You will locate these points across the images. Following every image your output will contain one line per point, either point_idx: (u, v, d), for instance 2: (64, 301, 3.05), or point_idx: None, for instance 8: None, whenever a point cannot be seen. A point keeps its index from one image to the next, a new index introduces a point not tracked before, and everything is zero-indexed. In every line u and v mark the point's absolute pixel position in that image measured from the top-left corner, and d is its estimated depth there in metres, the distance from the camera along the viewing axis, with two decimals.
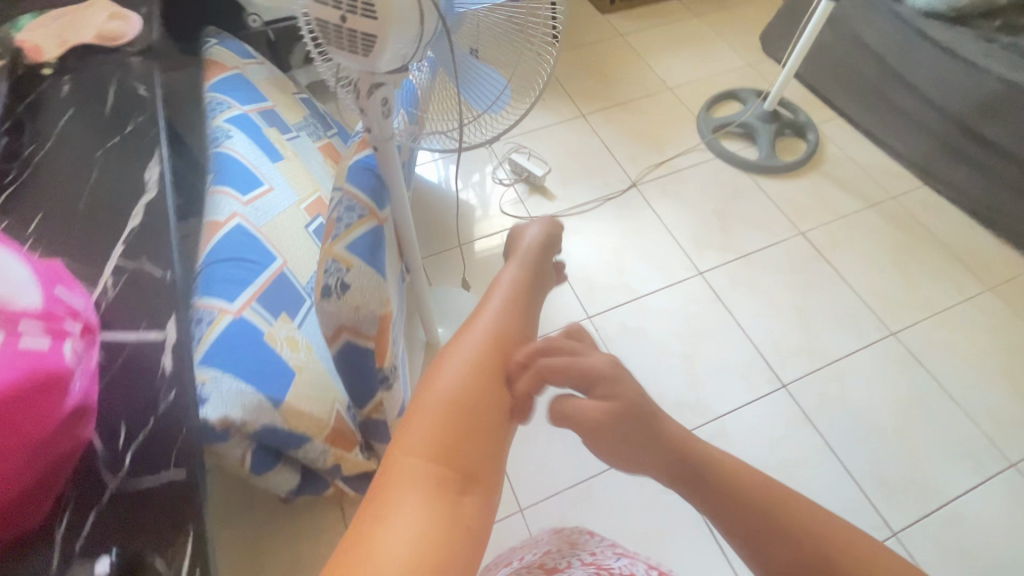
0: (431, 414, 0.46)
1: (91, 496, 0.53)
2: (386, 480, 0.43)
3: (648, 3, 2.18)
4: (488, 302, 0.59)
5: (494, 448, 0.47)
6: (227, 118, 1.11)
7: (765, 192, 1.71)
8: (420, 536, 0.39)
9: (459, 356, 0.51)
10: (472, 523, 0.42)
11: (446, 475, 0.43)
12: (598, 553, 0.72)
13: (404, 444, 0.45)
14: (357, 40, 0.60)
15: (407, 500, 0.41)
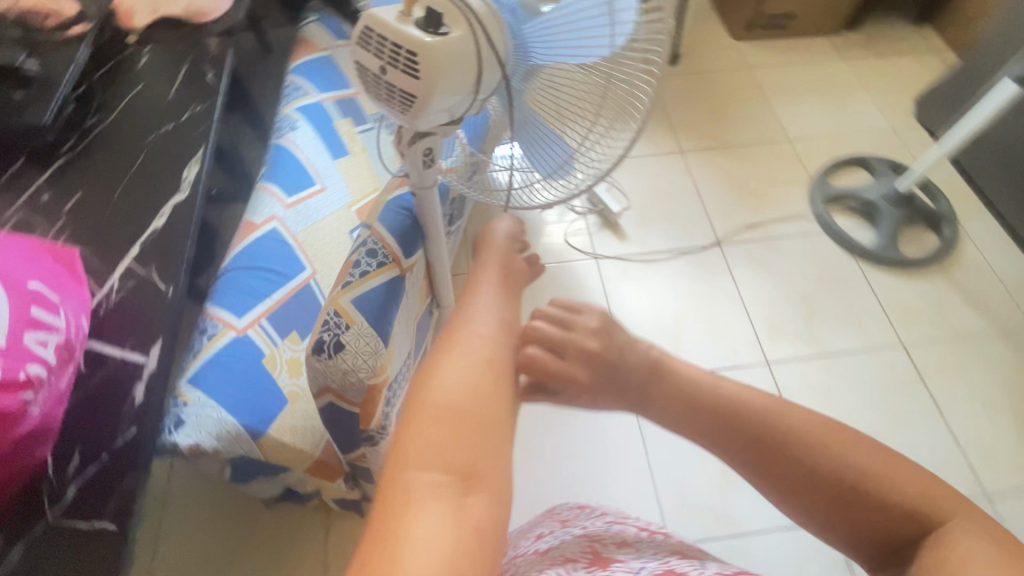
0: (430, 420, 0.46)
1: (26, 522, 0.55)
2: (393, 491, 0.42)
3: (790, 36, 1.91)
4: (468, 305, 0.61)
5: (493, 450, 0.47)
6: (300, 106, 1.02)
7: (871, 285, 1.43)
8: (435, 543, 0.38)
9: (447, 363, 0.51)
10: (482, 524, 0.42)
11: (448, 477, 0.43)
12: (588, 526, 0.69)
13: (404, 458, 0.44)
14: (396, 96, 0.53)
15: (415, 509, 0.41)
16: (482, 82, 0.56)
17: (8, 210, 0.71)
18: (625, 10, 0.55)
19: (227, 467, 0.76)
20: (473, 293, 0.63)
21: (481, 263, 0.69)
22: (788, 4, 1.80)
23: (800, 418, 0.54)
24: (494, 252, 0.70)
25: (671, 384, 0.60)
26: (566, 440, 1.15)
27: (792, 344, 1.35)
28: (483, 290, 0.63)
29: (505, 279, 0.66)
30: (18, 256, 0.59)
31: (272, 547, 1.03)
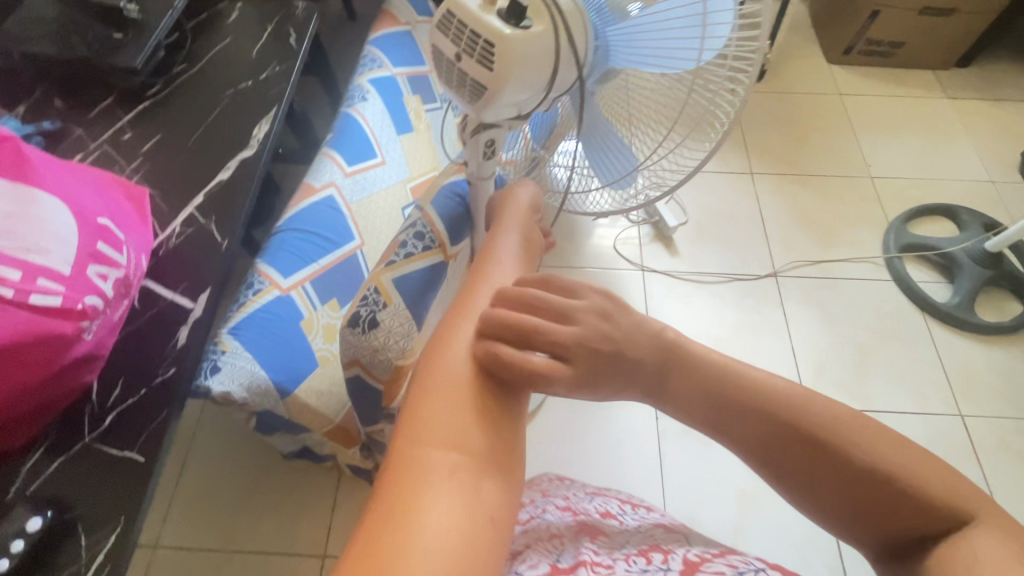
0: (443, 398, 0.41)
1: (68, 440, 0.60)
2: (404, 467, 0.37)
3: (891, 66, 1.78)
4: (485, 270, 0.55)
5: (507, 435, 0.42)
6: (373, 77, 1.00)
7: (936, 344, 1.32)
8: (452, 529, 0.34)
9: (459, 340, 0.47)
10: (497, 513, 0.37)
11: (462, 459, 0.38)
12: (571, 498, 0.70)
13: (417, 434, 0.39)
14: (467, 84, 0.53)
15: (429, 489, 0.36)
16: (556, 78, 0.54)
17: (93, 143, 0.77)
18: (720, 24, 0.52)
19: (253, 420, 0.78)
20: (487, 259, 0.56)
21: (494, 233, 0.60)
22: (895, 31, 1.67)
23: (845, 416, 0.45)
24: (513, 216, 0.61)
25: (692, 374, 0.49)
26: (581, 448, 1.12)
27: (837, 392, 1.26)
28: (500, 255, 0.57)
29: (524, 246, 0.59)
30: (93, 188, 0.62)
31: (280, 500, 1.06)
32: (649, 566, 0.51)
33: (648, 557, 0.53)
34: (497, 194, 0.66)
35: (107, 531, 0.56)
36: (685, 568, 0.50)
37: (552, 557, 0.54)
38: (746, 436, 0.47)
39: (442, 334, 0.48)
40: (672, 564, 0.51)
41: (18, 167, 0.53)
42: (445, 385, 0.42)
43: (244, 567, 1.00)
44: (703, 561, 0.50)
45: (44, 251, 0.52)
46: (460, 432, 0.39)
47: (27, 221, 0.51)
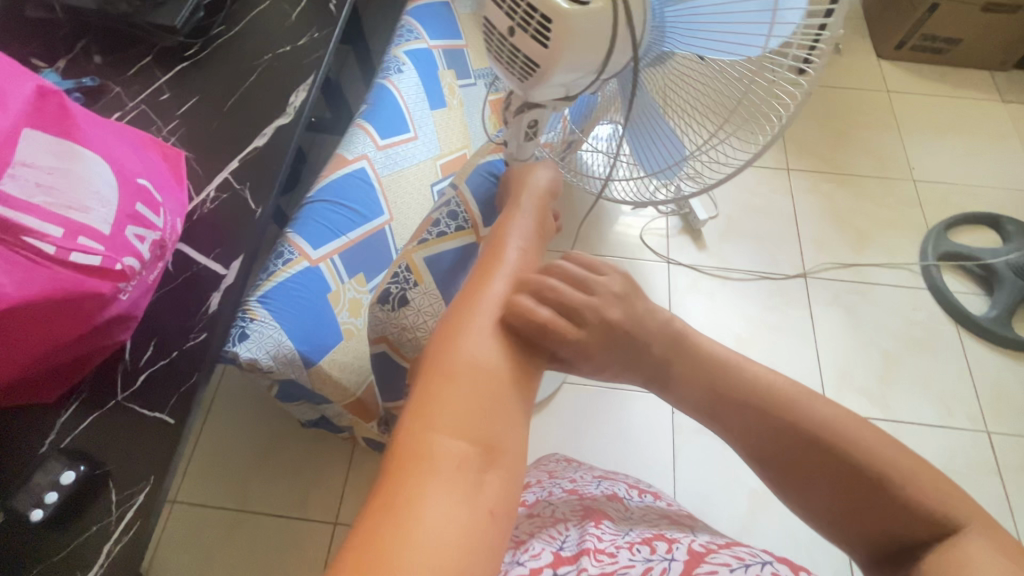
0: (452, 382, 0.39)
1: (101, 397, 0.61)
2: (406, 457, 0.35)
3: (945, 65, 1.70)
4: (500, 250, 0.52)
5: (515, 423, 0.40)
6: (409, 49, 0.97)
7: (967, 358, 1.28)
8: (453, 527, 0.33)
9: (472, 322, 0.44)
10: (497, 507, 0.36)
11: (466, 450, 0.36)
12: (578, 480, 0.66)
13: (419, 423, 0.37)
14: (518, 62, 0.51)
15: (431, 482, 0.34)
16: (609, 62, 0.52)
17: (131, 102, 0.76)
18: (791, 9, 0.48)
19: (275, 386, 0.75)
20: (502, 238, 0.53)
21: (512, 211, 0.57)
22: (954, 27, 1.59)
23: (883, 437, 0.43)
24: (529, 198, 0.59)
25: (711, 371, 0.48)
26: (594, 438, 1.12)
27: (860, 400, 1.23)
28: (515, 236, 0.54)
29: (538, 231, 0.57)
30: (131, 148, 0.62)
31: (293, 465, 1.08)
32: (653, 556, 0.47)
33: (652, 546, 0.48)
34: (511, 174, 0.63)
35: (136, 491, 0.58)
36: (690, 558, 0.46)
37: (555, 545, 0.51)
38: (780, 445, 0.46)
39: (453, 315, 0.45)
40: (677, 554, 0.47)
41: (64, 122, 0.52)
42: (454, 371, 0.40)
43: (257, 528, 1.02)
44: (709, 551, 0.47)
45: (85, 209, 0.52)
46: (466, 422, 0.37)
47: (70, 177, 0.51)
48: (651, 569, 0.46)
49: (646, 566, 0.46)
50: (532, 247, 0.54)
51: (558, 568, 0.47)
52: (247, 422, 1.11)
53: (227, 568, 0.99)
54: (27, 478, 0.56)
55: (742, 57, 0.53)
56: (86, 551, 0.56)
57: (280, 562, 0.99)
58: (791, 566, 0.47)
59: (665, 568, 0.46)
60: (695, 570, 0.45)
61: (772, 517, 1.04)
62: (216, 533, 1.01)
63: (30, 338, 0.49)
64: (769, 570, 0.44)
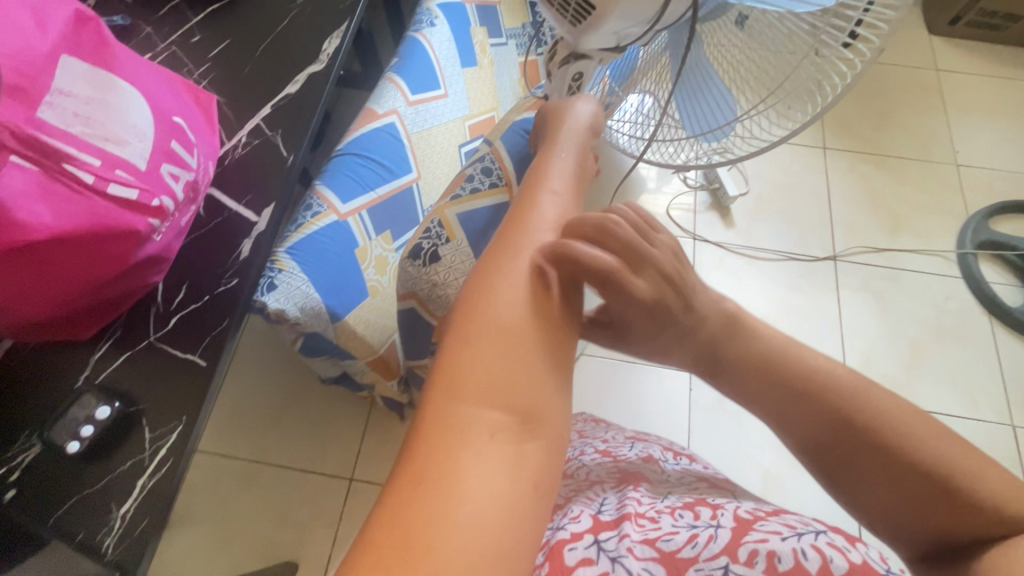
0: (484, 348, 0.37)
1: (133, 337, 0.62)
2: (437, 429, 0.34)
3: (999, 43, 1.60)
4: (535, 201, 0.48)
5: (556, 388, 0.38)
6: (442, 2, 0.93)
7: (997, 350, 1.24)
8: (494, 495, 0.31)
9: (506, 279, 0.41)
10: (539, 478, 0.34)
11: (505, 419, 0.35)
12: (610, 441, 0.66)
13: (457, 386, 0.35)
14: (572, 5, 0.48)
15: (467, 455, 0.33)
16: (666, 11, 0.49)
17: (162, 43, 0.75)
18: None
19: (300, 339, 0.74)
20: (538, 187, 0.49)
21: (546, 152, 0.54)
22: (1015, 2, 1.49)
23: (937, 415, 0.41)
24: (568, 135, 0.55)
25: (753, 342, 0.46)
26: (609, 410, 1.11)
27: (884, 386, 1.20)
28: (547, 185, 0.50)
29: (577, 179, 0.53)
30: (166, 87, 0.61)
31: (313, 420, 1.09)
32: (697, 522, 0.46)
33: (695, 513, 0.48)
34: (548, 108, 0.59)
35: (169, 430, 0.59)
36: (737, 526, 0.45)
37: (593, 509, 0.51)
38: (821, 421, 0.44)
39: (485, 272, 0.42)
40: (722, 521, 0.46)
41: (100, 52, 0.51)
42: (488, 332, 0.37)
43: (275, 479, 1.04)
44: (756, 519, 0.46)
45: (121, 142, 0.51)
46: (502, 390, 0.35)
47: (105, 110, 0.50)
48: (696, 536, 0.45)
49: (692, 533, 0.45)
50: (571, 197, 0.51)
51: (599, 535, 0.47)
52: (269, 377, 1.12)
53: (244, 516, 1.01)
54: (63, 411, 0.57)
55: (813, 7, 0.47)
56: (121, 485, 0.56)
57: (296, 513, 1.02)
58: (845, 535, 0.45)
59: (712, 535, 0.44)
60: (743, 539, 0.43)
61: (784, 498, 1.03)
62: (234, 482, 1.04)
63: (68, 272, 0.49)
64: (824, 540, 0.43)
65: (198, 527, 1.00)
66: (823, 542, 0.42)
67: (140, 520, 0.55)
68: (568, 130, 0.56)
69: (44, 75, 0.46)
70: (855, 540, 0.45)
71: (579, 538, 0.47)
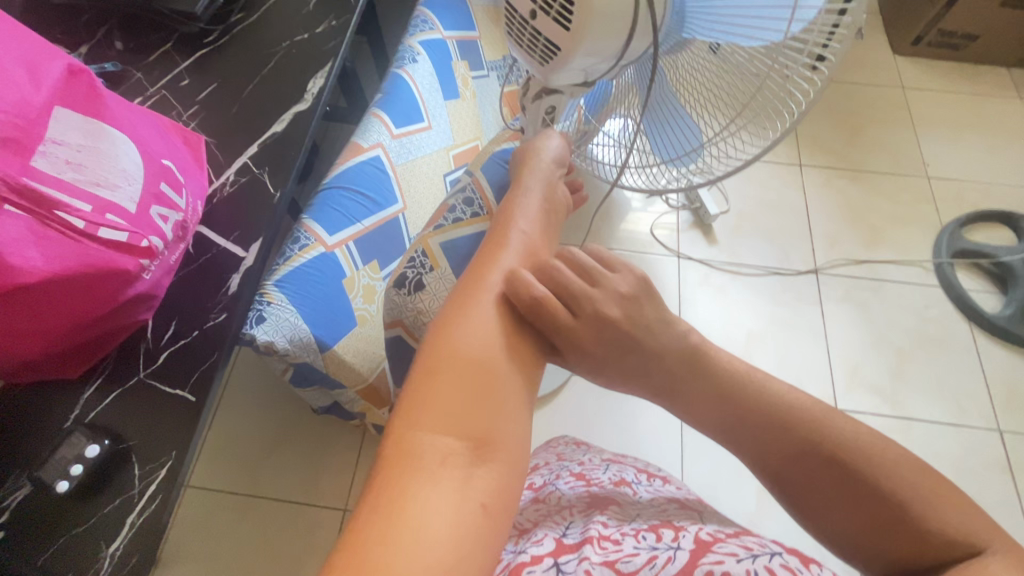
0: (440, 379, 0.41)
1: (122, 375, 0.62)
2: (394, 456, 0.37)
3: (962, 61, 1.68)
4: (503, 237, 0.53)
5: (510, 418, 0.42)
6: (423, 39, 0.97)
7: (980, 357, 1.27)
8: (445, 518, 0.35)
9: (470, 314, 0.45)
10: (489, 501, 0.37)
11: (456, 446, 0.38)
12: (586, 463, 0.67)
13: (416, 414, 0.39)
14: (539, 46, 0.51)
15: (420, 482, 0.36)
16: (629, 48, 0.52)
17: (152, 87, 0.77)
18: None
19: (290, 370, 0.75)
20: (505, 225, 0.54)
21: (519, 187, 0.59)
22: (973, 22, 1.57)
23: None
24: (537, 174, 0.59)
25: None
26: (602, 430, 1.11)
27: (869, 396, 1.22)
28: (514, 223, 0.54)
29: (543, 217, 0.57)
30: (156, 131, 0.63)
31: (303, 452, 1.09)
32: (659, 544, 0.47)
33: (659, 534, 0.49)
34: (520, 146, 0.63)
35: (159, 465, 0.59)
36: (696, 548, 0.46)
37: (558, 532, 0.52)
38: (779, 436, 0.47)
39: (451, 307, 0.47)
40: (682, 543, 0.47)
41: (92, 102, 0.53)
42: (445, 363, 0.41)
43: (266, 513, 1.03)
44: (716, 541, 0.47)
45: (113, 187, 0.53)
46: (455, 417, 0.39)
47: (98, 156, 0.53)
48: (655, 557, 0.46)
49: (651, 555, 0.46)
50: (536, 233, 0.55)
51: (559, 557, 0.48)
52: (259, 409, 1.12)
53: (235, 552, 1.00)
54: (53, 450, 0.57)
55: (764, 43, 0.52)
56: (110, 521, 0.57)
57: (288, 548, 1.01)
58: (800, 556, 0.46)
59: (670, 557, 0.45)
60: (701, 560, 0.44)
61: (779, 513, 1.03)
62: (225, 518, 1.03)
63: (60, 313, 0.51)
64: (778, 561, 0.44)
65: (188, 565, 0.99)
66: (776, 563, 0.43)
67: (129, 558, 0.56)
68: (538, 160, 0.61)
69: (38, 127, 0.48)
70: (809, 561, 0.46)
71: (539, 561, 0.48)
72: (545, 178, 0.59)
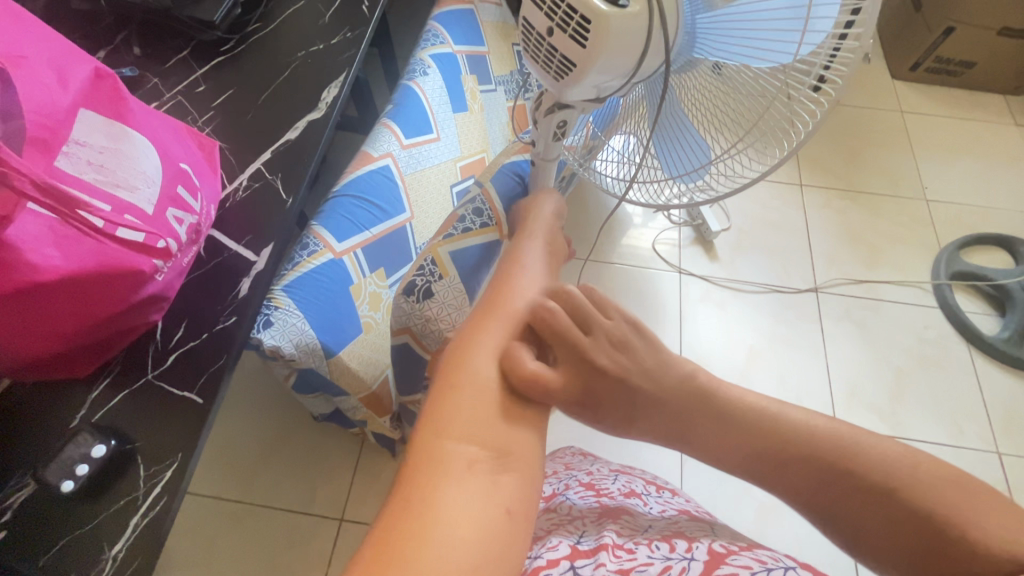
0: (461, 391, 0.42)
1: (131, 375, 0.63)
2: (414, 465, 0.38)
3: (959, 88, 1.71)
4: (512, 271, 0.55)
5: (529, 438, 0.43)
6: (434, 52, 0.98)
7: (978, 379, 1.27)
8: (476, 524, 0.35)
9: (485, 337, 0.47)
10: (513, 506, 0.38)
11: (478, 453, 0.39)
12: (594, 473, 0.67)
13: (439, 425, 0.40)
14: (555, 61, 0.53)
15: (445, 485, 0.37)
16: (641, 66, 0.53)
17: (168, 93, 0.79)
18: (823, 18, 0.48)
19: (294, 376, 0.75)
20: (515, 265, 0.56)
21: (523, 237, 0.62)
22: (970, 50, 1.60)
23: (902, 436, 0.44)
24: (540, 224, 0.63)
25: None
26: (603, 442, 1.11)
27: (869, 416, 1.22)
28: (523, 263, 0.57)
29: (550, 261, 0.60)
30: (174, 135, 0.64)
31: (301, 459, 1.08)
32: (672, 555, 0.48)
33: (671, 545, 0.49)
34: (520, 203, 0.67)
35: (164, 466, 0.59)
36: (709, 559, 0.47)
37: (572, 539, 0.52)
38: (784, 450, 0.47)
39: (465, 332, 0.49)
40: (696, 554, 0.48)
41: (116, 104, 0.55)
42: (467, 379, 0.43)
43: (263, 518, 1.02)
44: (729, 553, 0.48)
45: (132, 189, 0.54)
46: (477, 430, 0.40)
47: (118, 157, 0.53)
48: (670, 567, 0.46)
49: (665, 565, 0.47)
50: (544, 271, 0.57)
51: (576, 561, 0.48)
52: (259, 415, 1.12)
53: (231, 559, 0.99)
54: (58, 449, 0.57)
55: (771, 65, 0.54)
56: (113, 523, 0.57)
57: (283, 556, 0.99)
58: (813, 572, 0.47)
59: (684, 567, 0.46)
60: (715, 571, 0.45)
61: (781, 531, 1.03)
62: (221, 524, 1.02)
63: (73, 310, 0.51)
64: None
65: (182, 571, 0.98)
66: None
67: (133, 558, 0.56)
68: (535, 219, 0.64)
69: (63, 128, 0.49)
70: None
71: (555, 564, 0.48)
72: (545, 231, 0.63)
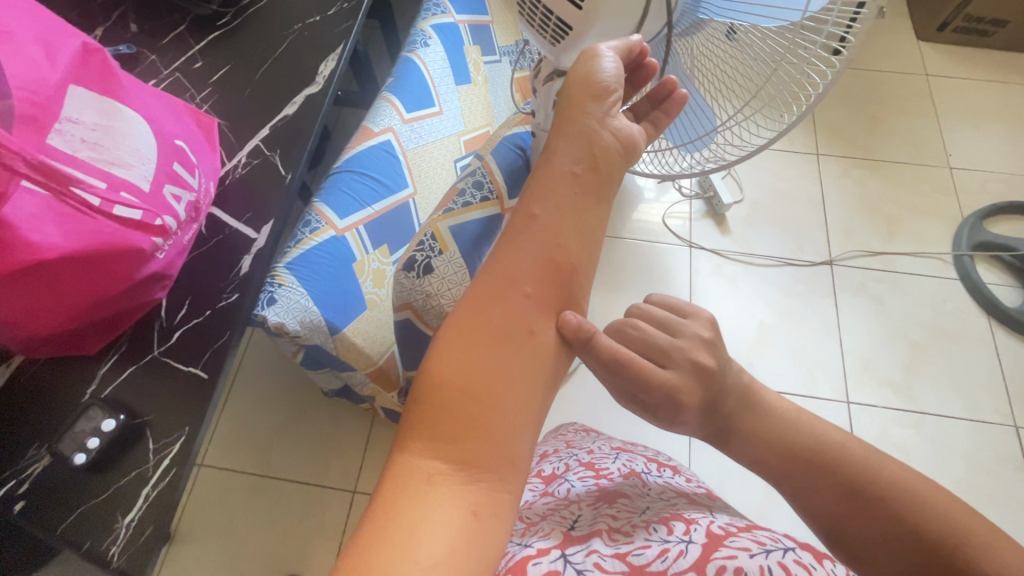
0: (432, 404, 0.36)
1: (138, 352, 0.64)
2: (382, 480, 0.34)
3: (988, 48, 1.62)
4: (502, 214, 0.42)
5: (508, 419, 0.36)
6: (435, 22, 0.96)
7: (997, 352, 1.24)
8: (443, 539, 0.31)
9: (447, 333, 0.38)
10: (480, 508, 0.33)
11: (441, 466, 0.34)
12: (595, 452, 0.67)
13: (410, 436, 0.35)
14: (550, 26, 0.50)
15: (401, 496, 0.33)
16: (643, 28, 0.51)
17: (166, 70, 0.78)
18: None
19: (302, 351, 0.75)
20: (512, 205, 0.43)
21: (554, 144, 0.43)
22: (1002, 7, 1.51)
23: None
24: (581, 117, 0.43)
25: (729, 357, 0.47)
26: (611, 418, 1.11)
27: (883, 390, 1.20)
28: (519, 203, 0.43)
29: (574, 197, 0.42)
30: (169, 111, 0.64)
31: (315, 435, 1.11)
32: (670, 537, 0.47)
33: (669, 527, 0.48)
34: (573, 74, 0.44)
35: (172, 440, 0.61)
36: (708, 542, 0.46)
37: (565, 526, 0.52)
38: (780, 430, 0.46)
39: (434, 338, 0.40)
40: (694, 536, 0.47)
41: (106, 80, 0.54)
42: (432, 393, 0.36)
43: (277, 493, 1.05)
44: (728, 534, 0.47)
45: (127, 165, 0.54)
46: (445, 442, 0.34)
47: (111, 134, 0.53)
48: (667, 550, 0.45)
49: (662, 548, 0.46)
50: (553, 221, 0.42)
51: (565, 550, 0.48)
52: (270, 394, 1.14)
53: (250, 531, 1.02)
54: (71, 423, 0.59)
55: (782, 22, 0.51)
56: (126, 493, 0.59)
57: (299, 527, 1.03)
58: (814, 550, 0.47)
59: (682, 550, 0.45)
60: (712, 555, 0.44)
61: (784, 516, 1.02)
62: (238, 497, 1.05)
63: (74, 289, 0.52)
64: (791, 557, 0.43)
65: (203, 542, 1.01)
66: (788, 558, 0.43)
67: (145, 528, 0.58)
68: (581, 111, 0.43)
69: (54, 104, 0.49)
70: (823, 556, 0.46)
71: (545, 554, 0.48)
72: (585, 140, 0.43)
